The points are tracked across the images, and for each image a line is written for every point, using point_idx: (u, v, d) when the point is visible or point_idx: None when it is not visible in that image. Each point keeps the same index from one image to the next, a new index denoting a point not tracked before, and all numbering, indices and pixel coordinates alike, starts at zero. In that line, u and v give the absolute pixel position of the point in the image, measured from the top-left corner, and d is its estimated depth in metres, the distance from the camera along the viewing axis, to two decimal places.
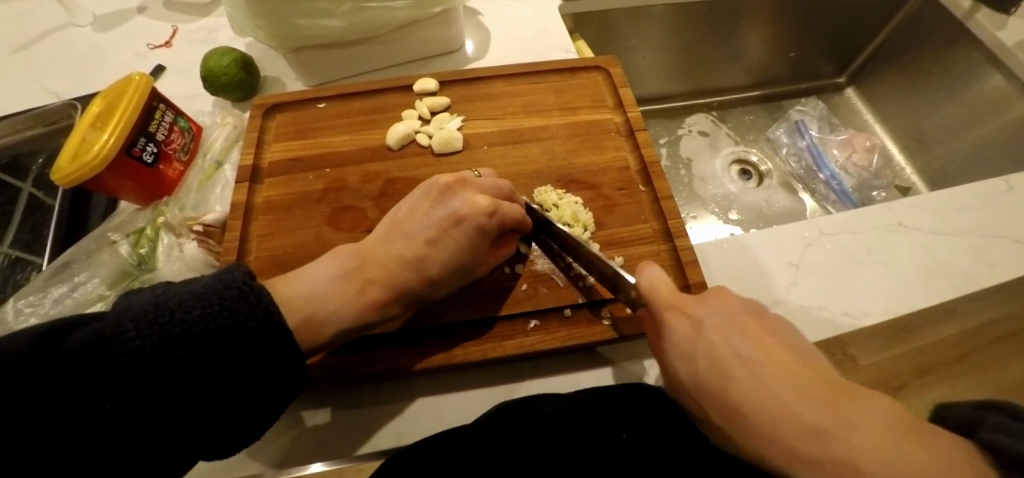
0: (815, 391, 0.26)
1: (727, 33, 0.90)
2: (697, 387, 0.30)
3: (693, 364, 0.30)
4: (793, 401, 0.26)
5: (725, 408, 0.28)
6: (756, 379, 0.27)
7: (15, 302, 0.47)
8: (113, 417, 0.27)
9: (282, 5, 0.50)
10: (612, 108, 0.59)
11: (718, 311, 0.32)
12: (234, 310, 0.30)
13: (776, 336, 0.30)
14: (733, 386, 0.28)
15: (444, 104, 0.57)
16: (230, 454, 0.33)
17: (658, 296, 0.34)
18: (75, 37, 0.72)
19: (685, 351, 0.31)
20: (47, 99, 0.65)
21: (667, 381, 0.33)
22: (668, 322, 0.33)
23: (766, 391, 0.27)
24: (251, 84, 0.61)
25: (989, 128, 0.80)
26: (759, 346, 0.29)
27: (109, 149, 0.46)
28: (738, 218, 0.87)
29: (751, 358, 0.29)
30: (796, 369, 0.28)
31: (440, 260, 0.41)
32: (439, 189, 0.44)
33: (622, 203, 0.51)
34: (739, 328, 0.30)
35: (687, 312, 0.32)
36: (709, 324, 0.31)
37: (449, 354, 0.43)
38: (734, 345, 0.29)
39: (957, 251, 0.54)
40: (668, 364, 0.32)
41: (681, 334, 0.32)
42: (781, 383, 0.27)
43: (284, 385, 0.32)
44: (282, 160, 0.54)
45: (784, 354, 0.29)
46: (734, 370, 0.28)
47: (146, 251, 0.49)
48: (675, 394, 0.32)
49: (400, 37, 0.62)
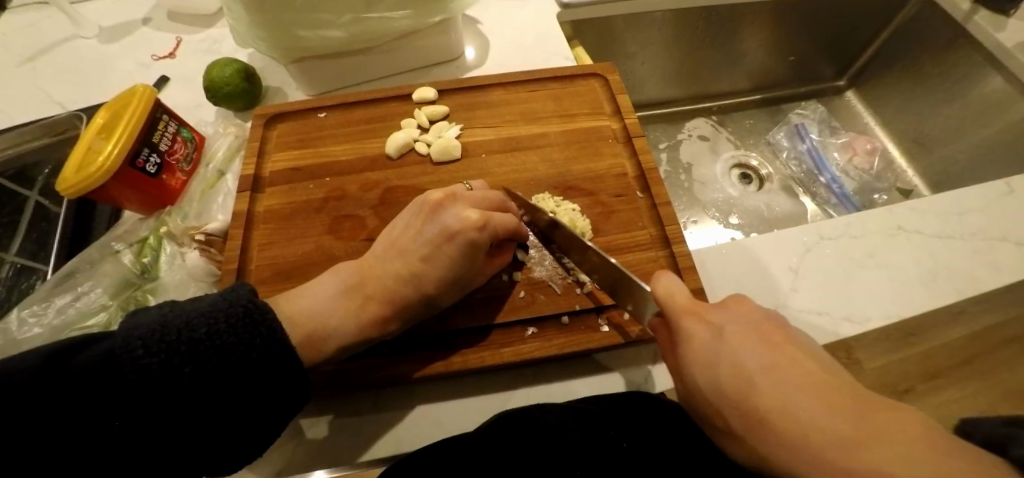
0: (835, 398, 0.25)
1: (726, 38, 0.91)
2: (716, 393, 0.30)
3: (713, 370, 0.30)
4: (811, 405, 0.25)
5: (746, 414, 0.28)
6: (774, 385, 0.27)
7: (19, 312, 0.47)
8: (121, 433, 0.27)
9: (284, 17, 0.50)
10: (610, 114, 0.59)
11: (736, 319, 0.32)
12: (239, 328, 0.30)
13: (797, 347, 0.30)
14: (754, 392, 0.28)
15: (443, 113, 0.58)
16: (232, 469, 0.33)
17: (676, 304, 0.34)
18: (81, 49, 0.73)
19: (704, 358, 0.31)
20: (53, 110, 0.66)
21: (685, 390, 0.33)
22: (687, 329, 0.33)
23: (786, 396, 0.27)
24: (254, 95, 0.62)
25: (992, 130, 0.80)
26: (777, 354, 0.29)
27: (113, 160, 0.47)
28: (738, 222, 0.87)
29: (770, 364, 0.29)
30: (814, 375, 0.27)
31: (434, 276, 0.41)
32: (429, 206, 0.44)
33: (620, 209, 0.52)
34: (759, 336, 0.31)
35: (705, 320, 0.33)
36: (728, 331, 0.31)
37: (448, 362, 0.43)
38: (754, 352, 0.30)
39: (960, 254, 0.53)
40: (687, 372, 0.32)
41: (699, 340, 0.32)
42: (800, 390, 0.26)
43: (287, 401, 0.33)
44: (283, 170, 0.54)
45: (803, 362, 0.29)
46: (755, 376, 0.29)
47: (149, 260, 0.51)
48: (694, 402, 0.32)
49: (400, 46, 0.63)
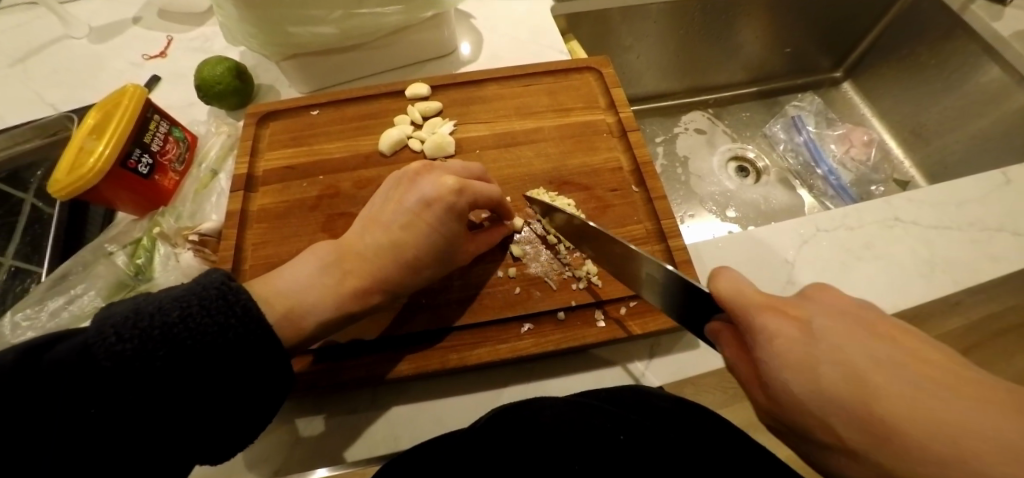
0: (1001, 403, 0.19)
1: (722, 29, 0.90)
2: (825, 404, 0.23)
3: (815, 375, 0.23)
4: (972, 414, 0.19)
5: (874, 430, 0.21)
6: (913, 391, 0.21)
7: (13, 316, 0.47)
8: (98, 421, 0.27)
9: (274, 14, 0.50)
10: (605, 108, 0.59)
11: (829, 310, 0.25)
12: (213, 309, 0.30)
13: (914, 339, 0.23)
14: (883, 402, 0.21)
15: (436, 109, 0.57)
16: (223, 459, 0.34)
17: (749, 299, 0.28)
18: (72, 49, 0.72)
19: (799, 362, 0.24)
20: (44, 112, 0.66)
21: (771, 400, 0.26)
22: (766, 325, 0.26)
23: (934, 403, 0.20)
24: (246, 93, 0.62)
25: (989, 120, 0.79)
26: (895, 349, 0.23)
27: (104, 161, 0.46)
28: (736, 214, 0.87)
29: (891, 361, 0.22)
30: (956, 374, 0.21)
31: (416, 243, 0.41)
32: (408, 177, 0.45)
33: (616, 203, 0.51)
34: (866, 328, 0.24)
35: (790, 313, 0.26)
36: (824, 325, 0.24)
37: (444, 358, 0.43)
38: (864, 348, 0.23)
39: (956, 245, 0.53)
40: (771, 378, 0.25)
41: (786, 339, 0.25)
42: (950, 394, 0.20)
43: (269, 383, 0.33)
44: (275, 168, 0.54)
45: (929, 356, 0.22)
46: (879, 379, 0.21)
47: (143, 261, 0.50)
48: (787, 417, 0.25)
49: (393, 42, 0.62)
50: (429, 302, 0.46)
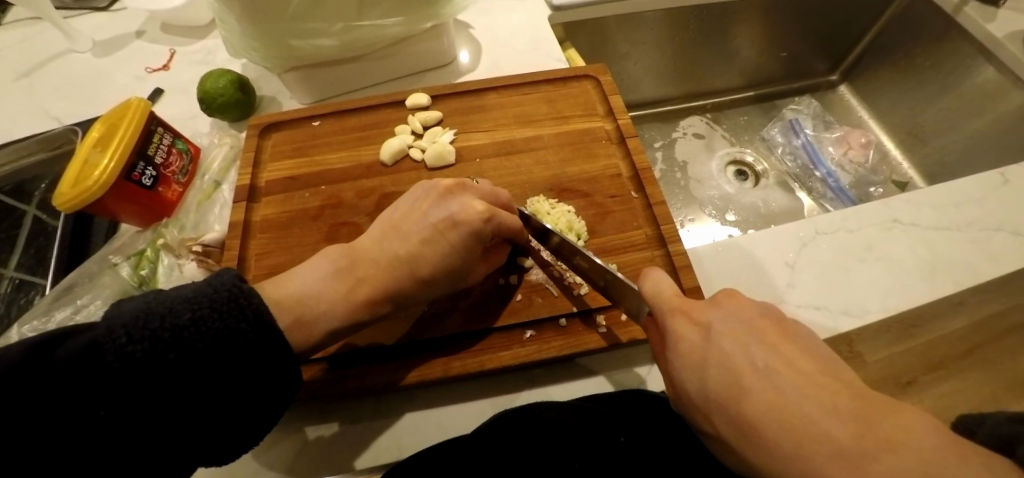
0: (838, 404, 0.24)
1: (717, 35, 0.91)
2: (708, 398, 0.28)
3: (704, 374, 0.29)
4: (811, 413, 0.24)
5: (738, 421, 0.26)
6: (771, 390, 0.26)
7: (20, 328, 0.48)
8: (108, 422, 0.27)
9: (275, 27, 0.50)
10: (603, 115, 0.59)
11: (729, 317, 0.30)
12: (224, 312, 0.31)
13: (795, 346, 0.28)
14: (747, 397, 0.26)
15: (436, 118, 0.58)
16: (226, 461, 0.34)
17: (664, 298, 0.34)
18: (75, 63, 0.73)
19: (694, 361, 0.29)
20: (49, 125, 0.67)
21: (676, 394, 0.32)
22: (675, 328, 0.32)
23: (787, 402, 0.25)
24: (248, 105, 0.62)
25: (984, 121, 0.80)
26: (772, 353, 0.27)
27: (109, 174, 0.47)
28: (735, 218, 0.87)
29: (765, 366, 0.27)
30: (816, 378, 0.26)
31: (430, 262, 0.41)
32: (438, 192, 0.45)
33: (615, 210, 0.52)
34: (754, 333, 0.29)
35: (695, 319, 0.31)
36: (719, 330, 0.29)
37: (446, 364, 0.43)
38: (747, 353, 0.28)
39: (956, 245, 0.53)
40: (676, 375, 0.31)
41: (689, 342, 0.30)
42: (800, 393, 0.25)
43: (277, 389, 0.33)
44: (278, 179, 0.54)
45: (800, 361, 0.27)
46: (751, 379, 0.27)
47: (147, 273, 0.50)
48: (685, 408, 0.31)
49: (393, 53, 0.63)
50: (432, 311, 0.46)
